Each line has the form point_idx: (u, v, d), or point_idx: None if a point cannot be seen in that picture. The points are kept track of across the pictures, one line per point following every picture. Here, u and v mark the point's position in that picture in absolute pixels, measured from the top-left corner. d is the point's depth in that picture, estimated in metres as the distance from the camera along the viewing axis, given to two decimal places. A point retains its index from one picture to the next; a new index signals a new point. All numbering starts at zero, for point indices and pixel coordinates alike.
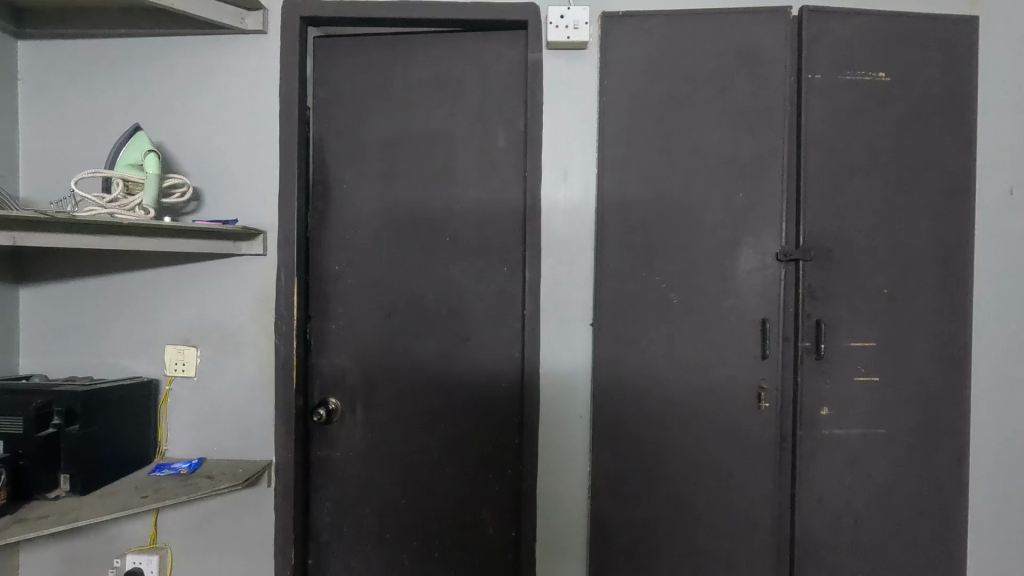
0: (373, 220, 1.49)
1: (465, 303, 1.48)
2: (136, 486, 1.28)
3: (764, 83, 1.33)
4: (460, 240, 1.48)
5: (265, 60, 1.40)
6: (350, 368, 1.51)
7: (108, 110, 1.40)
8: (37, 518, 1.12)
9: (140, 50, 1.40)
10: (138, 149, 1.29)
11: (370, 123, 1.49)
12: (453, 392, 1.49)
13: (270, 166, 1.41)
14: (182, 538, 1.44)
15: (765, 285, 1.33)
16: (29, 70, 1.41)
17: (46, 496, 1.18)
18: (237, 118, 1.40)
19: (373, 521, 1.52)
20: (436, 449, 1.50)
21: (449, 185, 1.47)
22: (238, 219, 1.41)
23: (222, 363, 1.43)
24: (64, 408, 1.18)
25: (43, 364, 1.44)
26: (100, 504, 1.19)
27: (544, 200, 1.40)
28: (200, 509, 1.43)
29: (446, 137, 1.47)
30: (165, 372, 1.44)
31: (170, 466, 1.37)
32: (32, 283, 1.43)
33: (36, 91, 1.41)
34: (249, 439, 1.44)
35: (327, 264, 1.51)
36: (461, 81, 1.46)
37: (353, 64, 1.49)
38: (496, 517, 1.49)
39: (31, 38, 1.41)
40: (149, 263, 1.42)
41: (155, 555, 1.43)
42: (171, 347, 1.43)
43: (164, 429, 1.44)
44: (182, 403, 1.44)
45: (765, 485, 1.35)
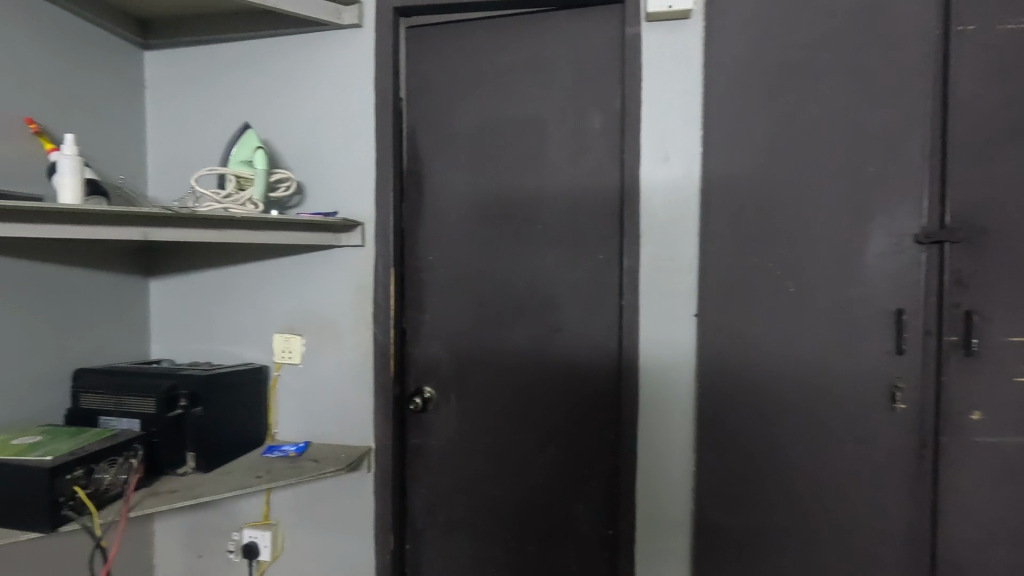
0: (465, 210, 1.48)
1: (558, 293, 1.44)
2: (251, 466, 1.36)
3: (900, 41, 1.17)
4: (553, 227, 1.43)
5: (361, 54, 1.43)
6: (444, 358, 1.52)
7: (220, 110, 1.48)
8: (168, 492, 1.20)
9: (247, 51, 1.47)
10: (246, 146, 1.34)
11: (461, 111, 1.47)
12: (547, 384, 1.45)
13: (366, 158, 1.43)
14: (292, 516, 1.51)
15: (901, 271, 1.18)
16: (154, 77, 1.52)
17: (175, 471, 1.27)
18: (335, 113, 1.44)
19: (467, 511, 1.53)
20: (530, 441, 1.47)
21: (542, 170, 1.43)
22: (338, 212, 1.45)
23: (325, 351, 1.48)
24: (189, 392, 1.26)
25: (169, 350, 1.56)
26: (220, 481, 1.26)
27: (643, 183, 1.32)
28: (306, 490, 1.50)
29: (537, 120, 1.42)
30: (273, 359, 1.51)
31: (280, 448, 1.44)
32: (160, 275, 1.55)
33: (160, 96, 1.52)
34: (350, 425, 1.49)
35: (421, 254, 1.52)
36: (554, 62, 1.41)
37: (443, 52, 1.48)
38: (590, 514, 1.45)
39: (155, 47, 1.52)
40: (258, 255, 1.50)
41: (268, 531, 1.51)
42: (278, 335, 1.50)
43: (274, 412, 1.52)
44: (289, 389, 1.51)
45: (898, 497, 1.20)
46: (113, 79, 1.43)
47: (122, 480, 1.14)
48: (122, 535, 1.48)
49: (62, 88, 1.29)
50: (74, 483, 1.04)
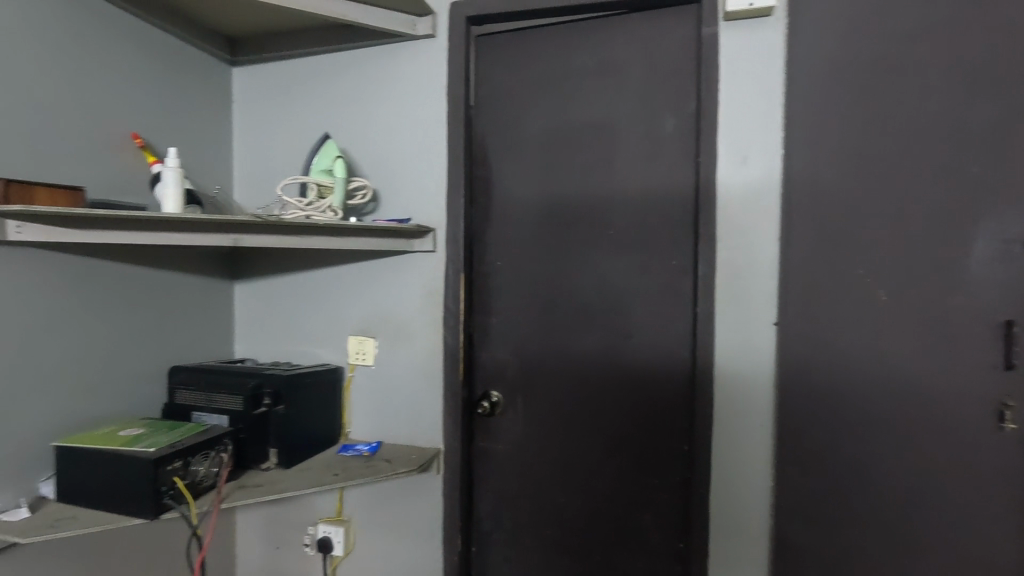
0: (534, 215, 1.49)
1: (628, 298, 1.41)
2: (327, 464, 1.41)
3: (1011, 31, 1.08)
4: (623, 233, 1.41)
5: (434, 64, 1.46)
6: (511, 362, 1.52)
7: (301, 121, 1.55)
8: (254, 486, 1.26)
9: (326, 64, 1.53)
10: (327, 156, 1.39)
11: (531, 117, 1.47)
12: (616, 391, 1.43)
13: (438, 165, 1.46)
14: (363, 513, 1.56)
15: (1010, 280, 1.08)
16: (241, 91, 1.61)
17: (259, 466, 1.33)
18: (409, 122, 1.48)
19: (533, 516, 1.53)
20: (598, 449, 1.45)
21: (612, 175, 1.41)
22: (411, 218, 1.49)
23: (396, 353, 1.52)
24: (273, 391, 1.32)
25: (251, 349, 1.64)
26: (300, 477, 1.31)
27: (719, 187, 1.28)
28: (378, 489, 1.54)
29: (608, 125, 1.41)
30: (348, 360, 1.56)
31: (354, 447, 1.48)
32: (243, 278, 1.64)
33: (246, 109, 1.60)
34: (419, 426, 1.52)
35: (489, 259, 1.53)
36: (626, 65, 1.39)
37: (513, 58, 1.48)
38: (660, 526, 1.41)
39: (242, 63, 1.60)
40: (335, 260, 1.55)
41: (341, 527, 1.56)
42: (352, 337, 1.55)
43: (348, 412, 1.58)
44: (362, 389, 1.56)
45: (1004, 525, 1.11)
46: (205, 94, 1.52)
47: (214, 473, 1.20)
48: (208, 525, 1.57)
49: (161, 105, 1.39)
50: (173, 475, 1.10)
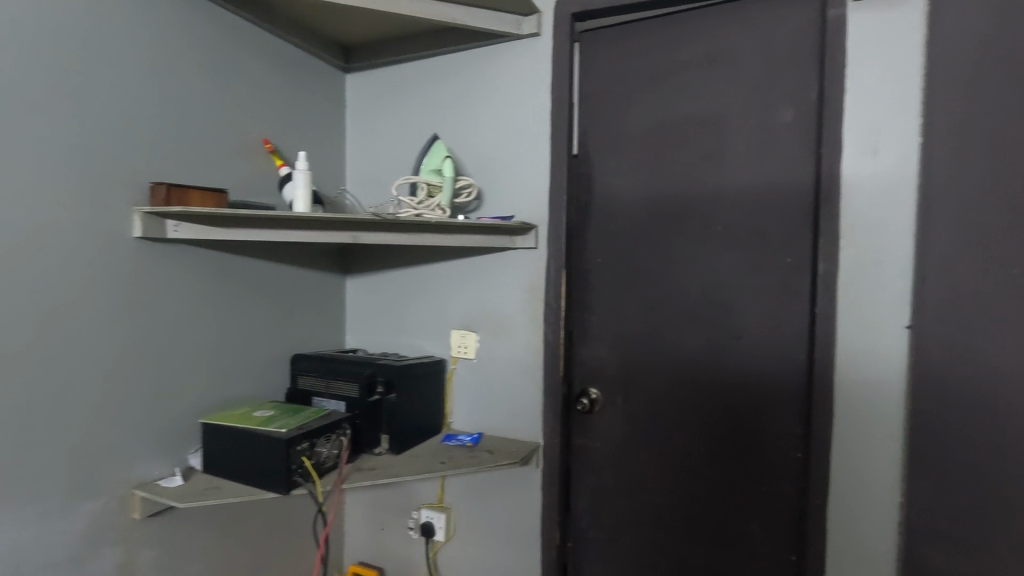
0: (637, 212, 1.46)
1: (738, 298, 1.36)
2: (434, 452, 1.47)
3: None
4: (733, 229, 1.36)
5: (539, 62, 1.47)
6: (611, 360, 1.51)
7: (409, 123, 1.62)
8: (369, 469, 1.34)
9: (434, 67, 1.59)
10: (436, 156, 1.45)
11: (636, 112, 1.45)
12: (723, 393, 1.38)
13: (541, 162, 1.47)
14: (463, 501, 1.61)
15: None
16: (354, 96, 1.70)
17: (372, 451, 1.41)
18: (513, 120, 1.50)
19: (631, 515, 1.51)
20: (702, 452, 1.41)
21: (722, 169, 1.36)
22: (514, 215, 1.51)
23: (497, 348, 1.56)
24: (386, 380, 1.39)
25: (361, 340, 1.74)
26: (410, 463, 1.38)
27: (843, 180, 1.20)
28: (477, 479, 1.59)
29: (718, 117, 1.36)
30: (450, 353, 1.62)
31: (457, 437, 1.53)
32: (354, 273, 1.74)
33: (358, 113, 1.70)
34: (519, 420, 1.55)
35: (589, 256, 1.53)
36: (739, 54, 1.33)
37: (617, 52, 1.46)
38: (770, 536, 1.35)
39: (355, 70, 1.70)
40: (440, 256, 1.61)
41: (443, 513, 1.62)
42: (455, 331, 1.60)
43: (450, 403, 1.63)
44: (464, 382, 1.61)
45: None
46: (323, 101, 1.63)
47: (335, 454, 1.29)
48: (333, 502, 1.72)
49: (286, 112, 1.51)
50: (302, 454, 1.19)
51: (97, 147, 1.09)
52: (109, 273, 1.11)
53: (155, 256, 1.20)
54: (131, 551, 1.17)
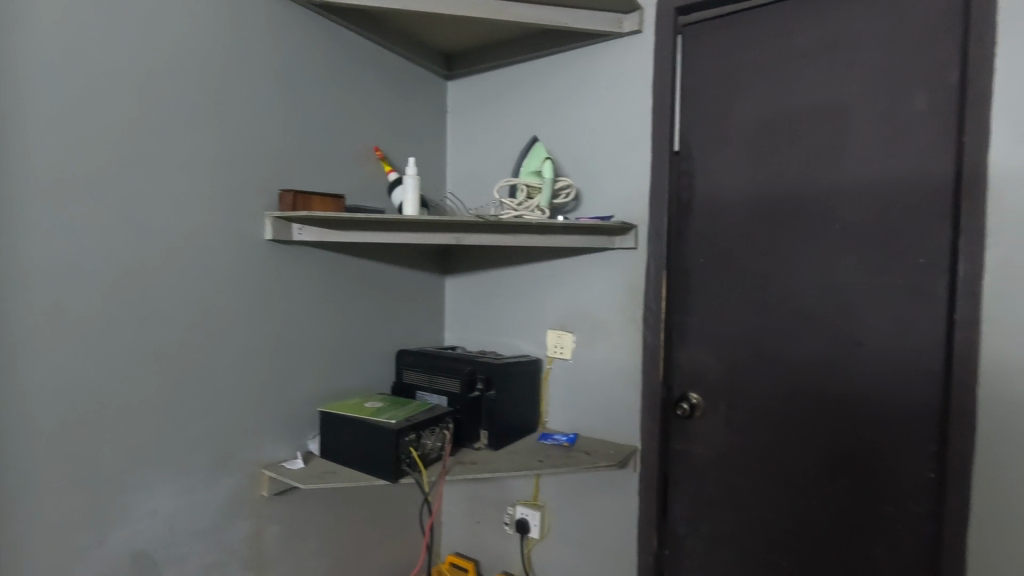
0: (744, 210, 1.39)
1: (860, 301, 1.25)
2: (531, 450, 1.48)
3: None
4: (855, 227, 1.26)
5: (640, 59, 1.45)
6: (713, 364, 1.44)
7: (508, 127, 1.66)
8: (470, 463, 1.38)
9: (533, 70, 1.61)
10: (536, 158, 1.46)
11: (743, 105, 1.38)
12: (841, 404, 1.28)
13: (641, 161, 1.45)
14: (558, 501, 1.62)
15: None
16: (455, 103, 1.77)
17: (472, 446, 1.45)
18: (613, 120, 1.49)
19: (734, 527, 1.43)
20: (816, 466, 1.32)
21: (842, 163, 1.27)
22: (613, 216, 1.50)
23: (594, 349, 1.55)
24: (485, 377, 1.43)
25: (459, 338, 1.80)
26: (509, 460, 1.41)
27: (991, 172, 1.08)
28: (573, 480, 1.59)
29: (838, 107, 1.27)
30: (546, 353, 1.63)
31: (553, 437, 1.54)
32: (453, 274, 1.80)
33: (459, 119, 1.76)
34: (616, 422, 1.53)
35: (691, 256, 1.47)
36: (863, 39, 1.24)
37: (723, 44, 1.40)
38: (896, 562, 1.24)
39: (456, 77, 1.76)
40: (537, 257, 1.64)
41: (537, 511, 1.63)
42: (551, 331, 1.61)
43: (546, 403, 1.65)
44: (560, 382, 1.62)
45: None
46: (427, 109, 1.71)
47: (439, 447, 1.34)
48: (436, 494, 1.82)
49: (394, 121, 1.59)
50: (409, 445, 1.26)
51: (236, 158, 1.20)
52: (245, 272, 1.23)
53: (282, 257, 1.31)
54: (260, 526, 1.28)
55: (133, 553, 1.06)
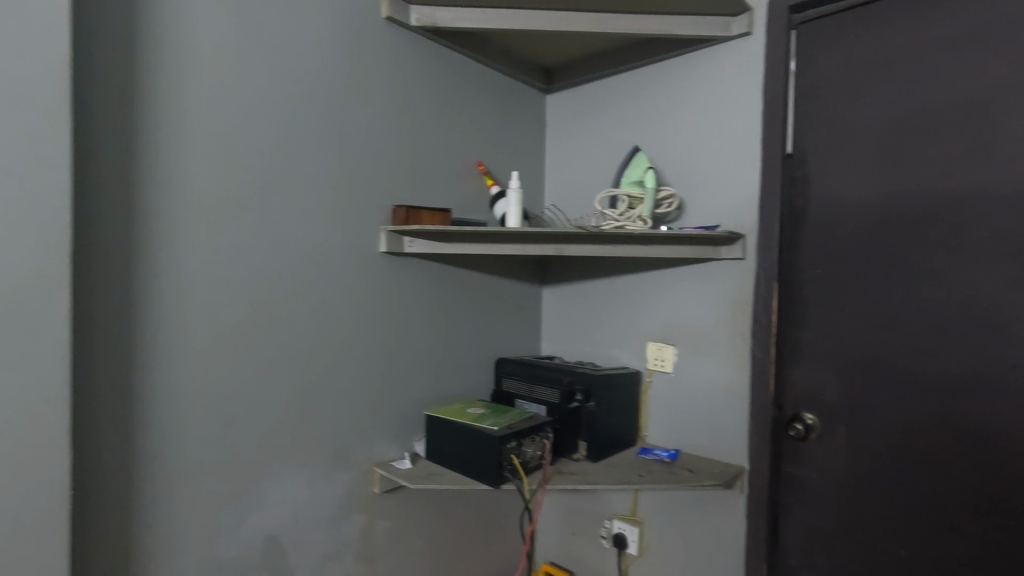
0: (869, 216, 1.28)
1: (1013, 317, 1.10)
2: (631, 464, 1.46)
3: None
4: (1007, 234, 1.11)
5: (750, 62, 1.39)
6: (832, 383, 1.33)
7: (608, 138, 1.66)
8: (570, 473, 1.38)
9: (634, 80, 1.61)
10: (638, 167, 1.45)
11: (867, 105, 1.28)
12: (990, 434, 1.13)
13: (750, 168, 1.39)
14: (657, 519, 1.57)
15: None
16: (553, 115, 1.79)
17: (571, 456, 1.46)
18: (719, 126, 1.44)
19: (857, 563, 1.30)
20: (959, 502, 1.17)
21: (990, 162, 1.13)
22: (719, 225, 1.44)
23: (698, 363, 1.50)
24: (584, 389, 1.42)
25: (555, 347, 1.81)
26: (608, 473, 1.39)
27: None
28: (673, 497, 1.54)
29: (984, 101, 1.13)
30: (646, 365, 1.60)
31: (654, 452, 1.51)
32: (551, 284, 1.82)
33: (557, 131, 1.78)
34: (721, 441, 1.46)
35: (805, 266, 1.36)
36: (1016, 24, 1.10)
37: (842, 40, 1.30)
38: None
39: (554, 91, 1.79)
40: (636, 268, 1.62)
41: (636, 527, 1.61)
42: (652, 343, 1.58)
43: (644, 416, 1.61)
44: (660, 396, 1.58)
45: None
46: (526, 122, 1.75)
47: (539, 455, 1.36)
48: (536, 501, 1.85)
49: (497, 136, 1.64)
50: (511, 452, 1.28)
51: (356, 177, 1.30)
52: (362, 282, 1.33)
53: (395, 268, 1.40)
54: (371, 521, 1.37)
55: (266, 536, 1.17)
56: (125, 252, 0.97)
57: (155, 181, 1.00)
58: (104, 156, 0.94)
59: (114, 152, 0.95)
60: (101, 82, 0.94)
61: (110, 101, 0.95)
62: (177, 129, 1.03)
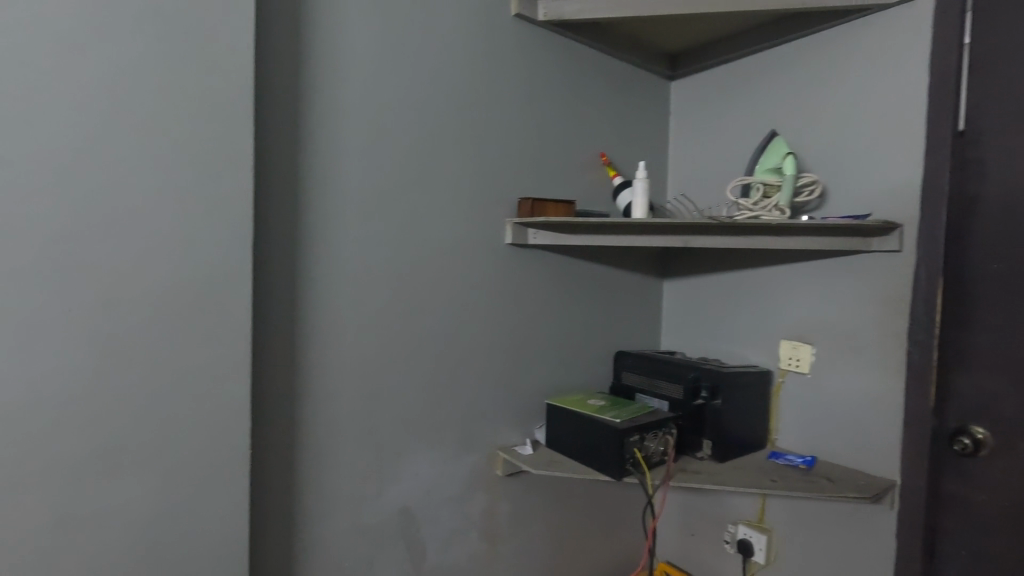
0: None
1: None
2: (762, 468, 1.39)
3: None
4: None
5: (914, 30, 1.24)
6: (1011, 394, 1.13)
7: (740, 123, 1.57)
8: (694, 472, 1.34)
9: (772, 60, 1.51)
10: (774, 154, 1.35)
11: None
12: None
13: (911, 149, 1.24)
14: (789, 528, 1.48)
15: None
16: (679, 102, 1.73)
17: (695, 454, 1.42)
18: (873, 105, 1.31)
19: None
20: None
21: None
22: (872, 214, 1.31)
23: (840, 365, 1.38)
24: (710, 386, 1.37)
25: (676, 343, 1.76)
26: (737, 474, 1.34)
27: None
28: (808, 507, 1.44)
29: None
30: (778, 365, 1.50)
31: (787, 457, 1.42)
32: (672, 277, 1.77)
33: (683, 118, 1.72)
34: (867, 451, 1.34)
35: (980, 256, 1.17)
36: None
37: None
38: None
39: (680, 77, 1.73)
40: (770, 260, 1.52)
41: (764, 534, 1.51)
42: (785, 341, 1.48)
43: (775, 419, 1.52)
44: (793, 398, 1.48)
45: None
46: (650, 111, 1.70)
47: (662, 451, 1.33)
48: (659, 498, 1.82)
49: (620, 126, 1.62)
50: (634, 447, 1.27)
51: (485, 172, 1.35)
52: (490, 273, 1.38)
53: (520, 260, 1.44)
54: (495, 502, 1.42)
55: (401, 507, 1.27)
56: (292, 243, 1.09)
57: (315, 179, 1.11)
58: (276, 159, 1.06)
59: (282, 155, 1.07)
60: (274, 93, 1.06)
61: (281, 109, 1.07)
62: (332, 132, 1.13)
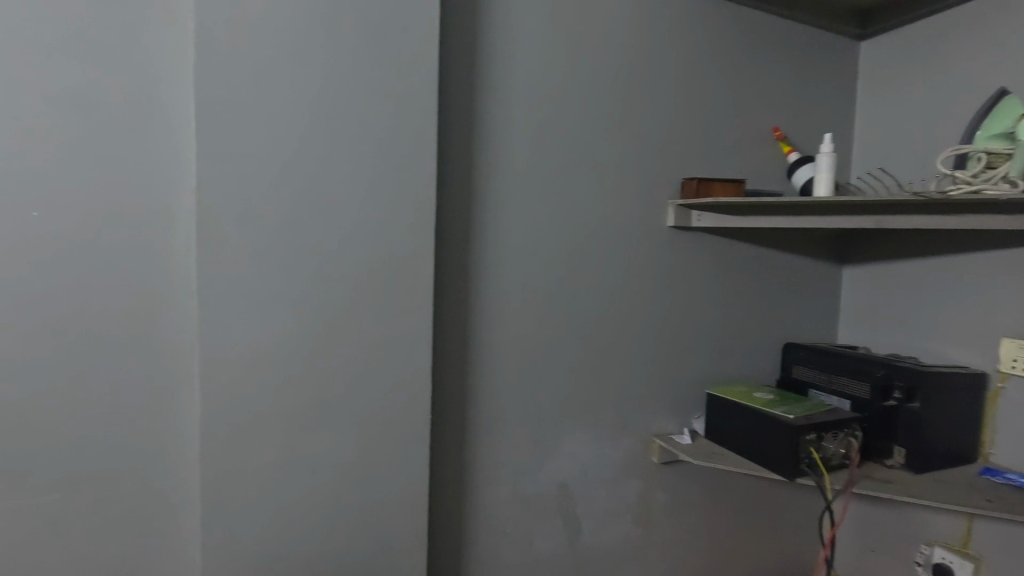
0: None
1: None
2: (970, 485, 1.20)
3: None
4: None
5: None
6: None
7: (953, 82, 1.34)
8: (883, 480, 1.20)
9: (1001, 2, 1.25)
10: (1003, 119, 1.13)
11: None
12: None
13: None
14: (1004, 558, 1.26)
15: None
16: (870, 65, 1.53)
17: (883, 461, 1.26)
18: None
19: None
20: None
21: None
22: None
23: None
24: (906, 386, 1.22)
25: (857, 336, 1.58)
26: (938, 488, 1.17)
27: None
28: None
29: None
30: (997, 367, 1.27)
31: (1005, 475, 1.20)
32: (854, 263, 1.58)
33: (874, 83, 1.52)
34: None
35: None
36: None
37: None
38: None
39: (872, 36, 1.52)
40: (991, 243, 1.28)
41: (969, 562, 1.31)
42: (1008, 341, 1.24)
43: (989, 430, 1.29)
44: (1016, 407, 1.24)
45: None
46: (833, 77, 1.53)
47: (843, 454, 1.21)
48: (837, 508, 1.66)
49: (797, 96, 1.48)
50: (810, 446, 1.17)
51: (646, 153, 1.33)
52: (649, 257, 1.35)
53: (681, 243, 1.39)
54: (649, 489, 1.41)
55: (559, 483, 1.30)
56: (466, 226, 1.16)
57: (487, 165, 1.17)
58: (454, 148, 1.14)
59: (459, 143, 1.14)
60: (453, 85, 1.13)
61: (459, 100, 1.13)
62: (503, 119, 1.18)
